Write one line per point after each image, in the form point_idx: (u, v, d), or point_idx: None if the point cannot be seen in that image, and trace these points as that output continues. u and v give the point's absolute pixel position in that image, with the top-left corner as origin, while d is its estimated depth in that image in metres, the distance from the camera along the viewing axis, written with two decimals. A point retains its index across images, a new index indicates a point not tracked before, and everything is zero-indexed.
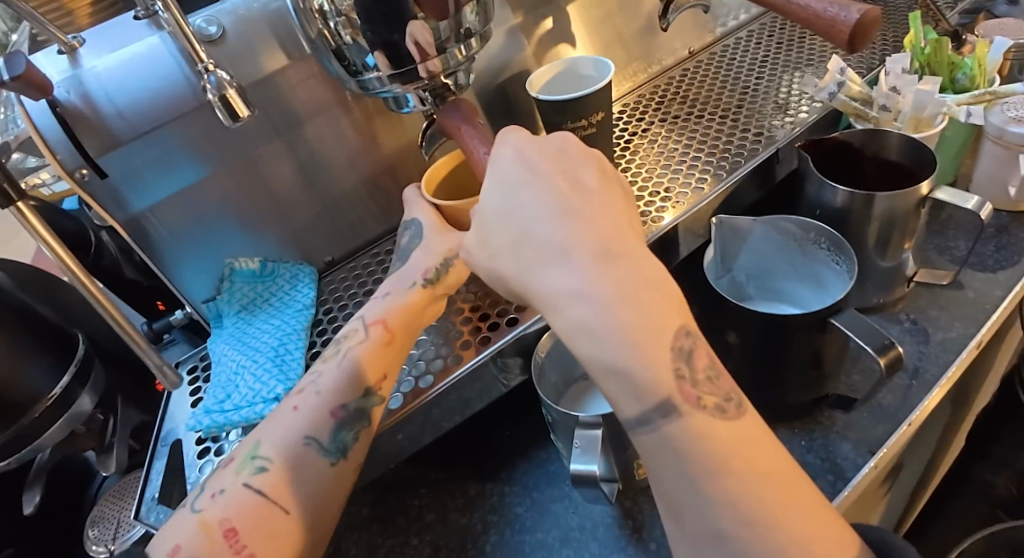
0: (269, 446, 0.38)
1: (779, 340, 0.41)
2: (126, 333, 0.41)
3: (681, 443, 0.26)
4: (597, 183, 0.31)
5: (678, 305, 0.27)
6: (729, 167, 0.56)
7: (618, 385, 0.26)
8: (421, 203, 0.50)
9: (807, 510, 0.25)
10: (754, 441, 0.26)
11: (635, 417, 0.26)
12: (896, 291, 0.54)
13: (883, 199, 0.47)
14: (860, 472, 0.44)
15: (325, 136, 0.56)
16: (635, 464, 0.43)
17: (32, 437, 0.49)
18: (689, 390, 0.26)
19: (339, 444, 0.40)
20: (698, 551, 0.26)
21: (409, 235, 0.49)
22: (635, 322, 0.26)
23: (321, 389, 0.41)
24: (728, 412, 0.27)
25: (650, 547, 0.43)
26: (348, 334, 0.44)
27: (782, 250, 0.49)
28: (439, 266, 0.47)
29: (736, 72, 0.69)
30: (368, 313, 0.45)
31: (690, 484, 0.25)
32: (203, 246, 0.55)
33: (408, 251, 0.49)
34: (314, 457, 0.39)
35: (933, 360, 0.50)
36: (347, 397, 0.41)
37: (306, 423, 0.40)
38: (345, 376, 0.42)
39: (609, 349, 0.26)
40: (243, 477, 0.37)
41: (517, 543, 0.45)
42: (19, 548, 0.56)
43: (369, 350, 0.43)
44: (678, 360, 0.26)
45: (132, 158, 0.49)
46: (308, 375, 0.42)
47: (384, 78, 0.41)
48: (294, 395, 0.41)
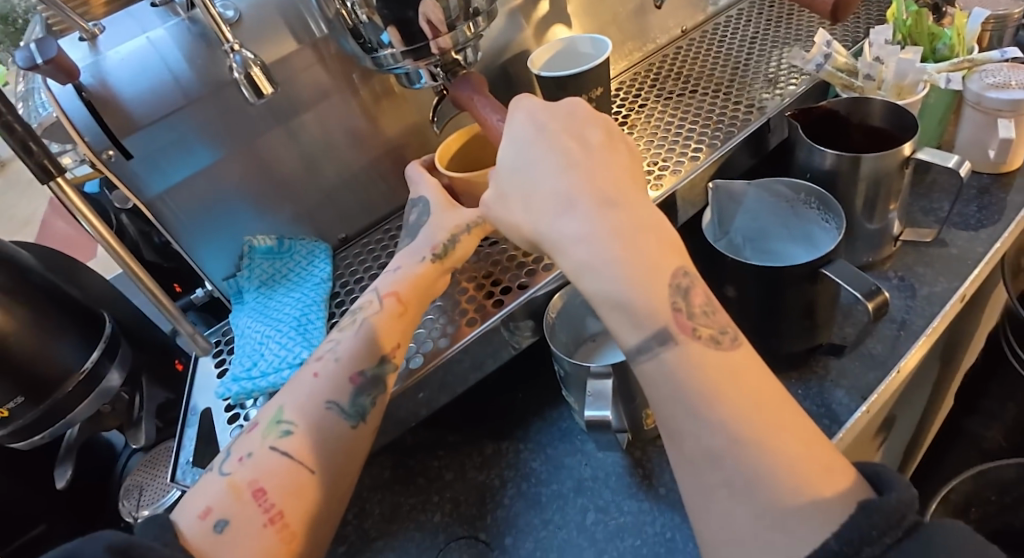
0: (293, 410, 0.38)
1: (775, 291, 0.44)
2: (158, 303, 0.48)
3: (677, 368, 0.28)
4: (602, 141, 0.34)
5: (674, 248, 0.31)
6: (723, 138, 0.59)
7: (620, 316, 0.30)
8: (430, 182, 0.51)
9: (796, 434, 0.27)
10: (748, 368, 0.28)
11: (635, 345, 0.29)
12: (884, 250, 0.57)
13: (869, 160, 0.50)
14: (853, 416, 0.47)
15: (335, 117, 0.59)
16: (644, 415, 0.46)
17: (64, 412, 0.52)
18: (686, 321, 0.29)
19: (357, 408, 0.40)
20: (696, 471, 0.28)
21: (418, 212, 0.50)
22: (633, 259, 0.29)
23: (339, 356, 0.41)
24: (721, 343, 0.29)
25: (659, 491, 0.46)
26: (362, 305, 0.44)
27: (775, 211, 0.51)
28: (447, 241, 0.47)
29: (728, 49, 0.71)
30: (381, 286, 0.45)
31: (689, 405, 0.27)
32: (221, 226, 0.58)
33: (417, 226, 0.50)
34: (335, 420, 0.39)
35: (920, 312, 0.53)
36: (363, 363, 0.41)
37: (327, 388, 0.40)
38: (362, 342, 0.42)
39: (611, 283, 0.29)
40: (270, 440, 0.37)
41: (534, 494, 0.48)
42: (52, 524, 0.60)
43: (383, 318, 0.43)
44: (674, 296, 0.29)
45: (155, 139, 0.51)
46: (326, 342, 0.43)
47: (397, 55, 0.44)
48: (314, 362, 0.42)
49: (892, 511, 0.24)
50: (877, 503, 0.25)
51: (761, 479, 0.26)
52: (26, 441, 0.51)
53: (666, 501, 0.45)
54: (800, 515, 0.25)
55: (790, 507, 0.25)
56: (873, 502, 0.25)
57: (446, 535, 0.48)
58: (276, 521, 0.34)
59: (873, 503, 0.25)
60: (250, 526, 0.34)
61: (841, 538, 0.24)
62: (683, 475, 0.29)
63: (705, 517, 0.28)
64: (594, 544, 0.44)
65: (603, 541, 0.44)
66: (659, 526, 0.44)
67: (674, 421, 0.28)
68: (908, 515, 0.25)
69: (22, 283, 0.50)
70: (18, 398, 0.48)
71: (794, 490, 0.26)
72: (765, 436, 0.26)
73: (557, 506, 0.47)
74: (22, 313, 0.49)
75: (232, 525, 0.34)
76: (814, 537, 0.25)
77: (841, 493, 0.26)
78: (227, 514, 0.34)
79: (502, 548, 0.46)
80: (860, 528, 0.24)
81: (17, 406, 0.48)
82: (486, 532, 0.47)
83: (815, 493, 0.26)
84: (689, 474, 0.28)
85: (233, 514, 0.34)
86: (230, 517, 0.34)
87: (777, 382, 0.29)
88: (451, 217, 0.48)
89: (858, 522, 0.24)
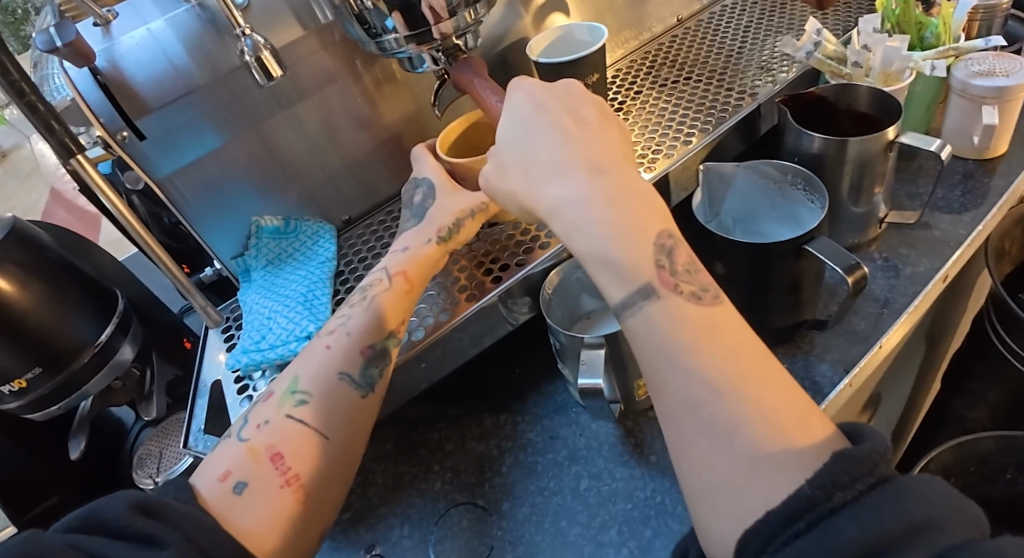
0: (307, 380, 0.40)
1: (762, 266, 0.46)
2: (171, 273, 0.51)
3: (662, 321, 0.31)
4: (597, 119, 0.36)
5: (660, 214, 0.33)
6: (715, 122, 0.61)
7: (608, 273, 0.32)
8: (436, 165, 0.53)
9: (773, 387, 0.29)
10: (728, 325, 0.31)
11: (621, 301, 0.32)
12: (870, 232, 0.59)
13: (854, 144, 0.51)
14: (836, 388, 0.49)
15: (338, 102, 0.60)
16: (636, 386, 0.48)
17: (79, 384, 0.54)
18: (668, 278, 0.31)
19: (367, 379, 0.42)
20: (679, 422, 0.30)
21: (423, 194, 0.52)
22: (621, 224, 0.32)
23: (351, 331, 0.43)
24: (703, 299, 0.31)
25: (650, 459, 0.48)
26: (372, 282, 0.46)
27: (764, 192, 0.54)
28: (452, 225, 0.49)
29: (722, 38, 0.73)
30: (390, 264, 0.47)
31: (674, 361, 0.30)
32: (228, 207, 0.60)
33: (423, 208, 0.51)
34: (347, 391, 0.41)
35: (903, 291, 0.55)
36: (372, 337, 0.43)
37: (340, 360, 0.42)
38: (371, 318, 0.44)
39: (600, 246, 0.32)
40: (286, 409, 0.39)
41: (531, 463, 0.50)
42: (64, 497, 0.61)
43: (390, 296, 0.45)
44: (659, 256, 0.32)
45: (167, 121, 0.53)
46: (336, 316, 0.44)
47: (401, 40, 0.45)
48: (325, 336, 0.43)
49: (864, 459, 0.26)
50: (851, 452, 0.27)
51: (738, 428, 0.28)
52: (42, 412, 0.53)
53: (657, 468, 0.47)
54: (776, 463, 0.27)
55: (765, 454, 0.28)
56: (848, 450, 0.27)
57: (447, 502, 0.50)
58: (292, 483, 0.36)
59: (846, 451, 0.27)
60: (267, 489, 0.35)
61: (814, 483, 0.26)
62: (667, 426, 0.31)
63: (689, 466, 0.30)
64: (587, 508, 0.47)
65: (596, 505, 0.47)
66: (649, 490, 0.46)
67: (659, 375, 0.30)
68: (881, 465, 0.26)
69: (39, 260, 0.52)
70: (36, 370, 0.50)
71: (770, 438, 0.28)
72: (743, 389, 0.29)
73: (553, 474, 0.49)
74: (38, 288, 0.51)
75: (250, 487, 0.35)
76: (789, 482, 0.27)
77: (816, 444, 0.28)
78: (245, 477, 0.35)
79: (500, 513, 0.48)
80: (833, 474, 0.26)
81: (35, 377, 0.50)
82: (485, 499, 0.49)
83: (789, 442, 0.28)
84: (673, 425, 0.30)
85: (251, 476, 0.36)
86: (247, 479, 0.36)
87: (757, 339, 0.31)
88: (457, 200, 0.50)
89: (832, 468, 0.26)
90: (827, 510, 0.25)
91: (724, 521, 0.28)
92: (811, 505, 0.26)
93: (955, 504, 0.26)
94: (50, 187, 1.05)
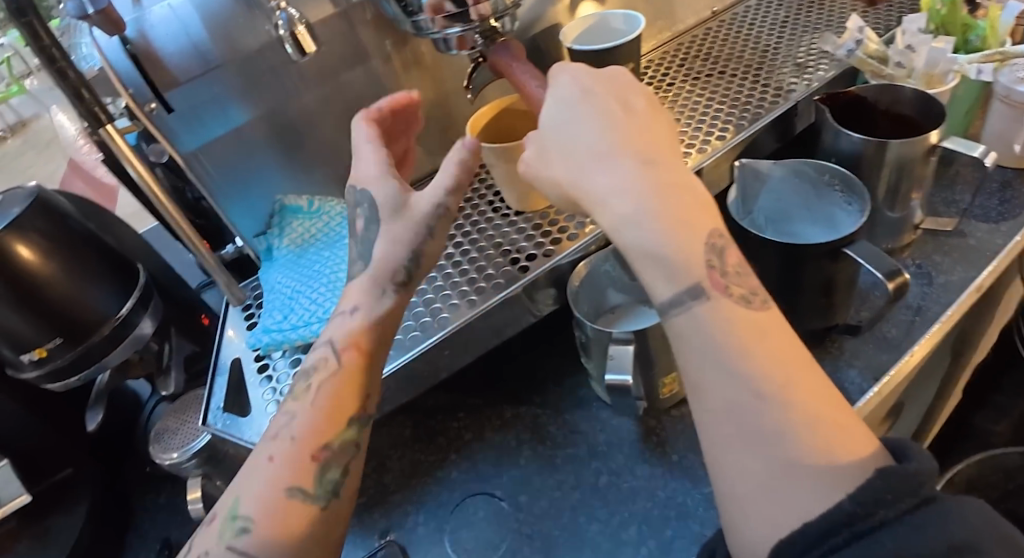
0: (248, 501, 0.32)
1: (795, 266, 0.45)
2: (191, 238, 0.50)
3: (709, 319, 0.30)
4: (646, 109, 0.35)
5: (710, 211, 0.32)
6: (751, 119, 0.60)
7: (656, 268, 0.31)
8: (377, 159, 0.42)
9: (818, 397, 0.28)
10: (774, 329, 0.30)
11: (668, 299, 0.31)
12: (904, 238, 0.58)
13: (894, 146, 0.50)
14: (864, 396, 0.48)
15: (366, 83, 0.60)
16: (660, 383, 0.47)
17: (98, 356, 0.53)
18: (719, 278, 0.31)
19: (327, 488, 0.34)
20: (717, 423, 0.29)
21: (366, 214, 0.41)
22: (670, 219, 0.31)
23: (297, 434, 0.34)
24: (752, 302, 0.31)
25: (673, 458, 0.47)
26: (315, 364, 0.38)
27: (799, 192, 0.52)
28: (408, 263, 0.40)
29: (758, 32, 0.71)
30: (336, 335, 0.38)
31: (719, 360, 0.29)
32: (252, 181, 0.59)
33: (368, 241, 0.41)
34: (302, 509, 0.32)
35: (936, 299, 0.54)
36: (326, 436, 0.35)
37: (288, 474, 0.33)
38: (320, 411, 0.35)
39: (648, 239, 0.31)
40: (225, 541, 0.31)
41: (550, 456, 0.50)
42: (79, 469, 0.59)
43: (334, 384, 0.36)
44: (710, 255, 0.31)
45: (195, 94, 0.52)
46: (279, 417, 0.36)
47: (438, 20, 0.44)
48: (268, 444, 0.35)
49: (909, 477, 0.26)
50: (896, 469, 0.26)
51: (781, 434, 0.27)
52: (61, 384, 0.53)
53: (678, 467, 0.47)
54: (817, 474, 0.27)
55: (806, 465, 0.27)
56: (893, 468, 0.26)
57: (464, 491, 0.49)
58: None
59: (891, 468, 0.26)
60: None
61: (855, 498, 0.25)
62: (702, 425, 0.30)
63: (724, 468, 0.29)
64: (607, 505, 0.46)
65: (616, 502, 0.46)
66: (670, 490, 0.46)
67: (699, 374, 0.30)
68: (925, 485, 0.26)
69: (63, 229, 0.52)
70: (56, 340, 0.50)
71: (813, 449, 0.27)
72: (789, 398, 0.28)
73: (573, 469, 0.49)
74: (60, 259, 0.51)
75: None
76: (829, 495, 0.26)
77: (860, 459, 0.27)
78: None
79: (517, 505, 0.48)
80: (876, 489, 0.25)
81: (55, 346, 0.50)
82: (503, 490, 0.49)
83: (833, 456, 0.27)
84: (709, 426, 0.30)
85: None
86: None
87: (803, 351, 0.30)
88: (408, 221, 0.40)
89: (875, 485, 0.25)
90: (866, 526, 0.24)
91: (756, 527, 0.28)
92: (850, 520, 0.25)
93: (995, 527, 0.25)
94: (68, 159, 1.03)
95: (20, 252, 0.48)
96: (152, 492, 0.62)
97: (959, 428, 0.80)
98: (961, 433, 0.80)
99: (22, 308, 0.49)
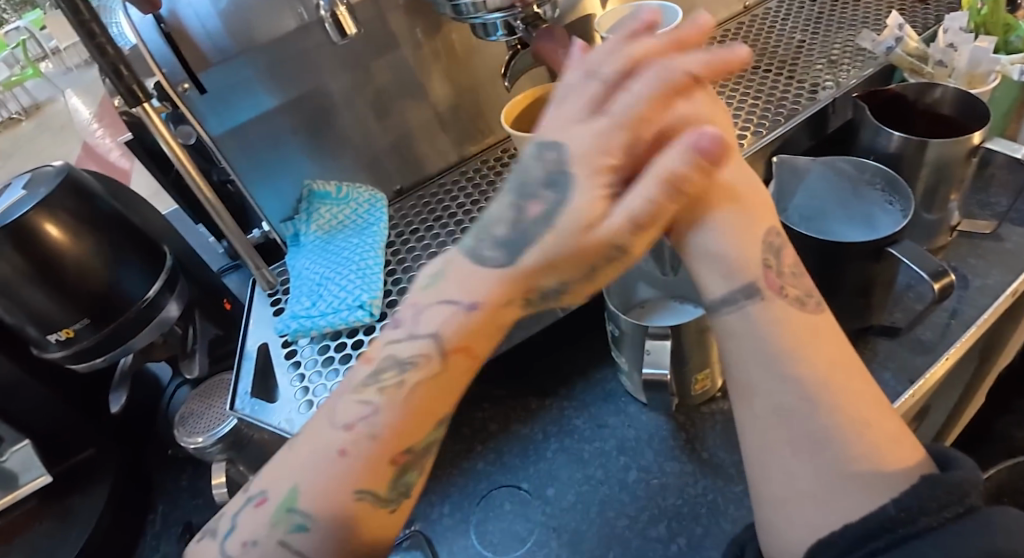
0: (310, 496, 0.28)
1: (834, 264, 0.44)
2: (222, 220, 0.50)
3: (762, 320, 0.32)
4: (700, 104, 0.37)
5: (767, 212, 0.35)
6: (786, 115, 0.59)
7: (712, 265, 0.33)
8: (603, 138, 0.33)
9: (865, 402, 0.30)
10: (825, 332, 0.32)
11: (722, 296, 0.33)
12: (939, 240, 0.57)
13: (935, 145, 0.49)
14: (899, 398, 0.47)
15: (396, 70, 0.59)
16: (693, 379, 0.47)
17: (125, 338, 0.53)
18: (775, 280, 0.33)
19: (401, 489, 0.30)
20: (765, 426, 0.31)
21: (551, 206, 0.31)
22: (734, 219, 0.34)
23: (377, 433, 0.29)
24: (807, 305, 0.33)
25: (703, 455, 0.47)
26: (413, 357, 0.30)
27: (836, 191, 0.51)
28: (563, 278, 0.32)
29: (792, 28, 0.70)
30: (444, 330, 0.30)
31: (771, 362, 0.31)
32: (280, 165, 0.58)
33: (529, 234, 0.31)
34: (369, 512, 0.29)
35: (972, 303, 0.53)
36: (409, 442, 0.30)
37: (360, 474, 0.29)
38: (411, 420, 0.30)
39: (712, 239, 0.34)
40: (278, 535, 0.28)
41: (577, 449, 0.49)
42: (101, 449, 0.59)
43: (432, 389, 0.30)
44: (767, 253, 0.34)
45: (229, 76, 0.52)
46: (358, 404, 0.29)
47: (478, 4, 0.43)
48: (340, 430, 0.29)
49: (955, 486, 0.26)
50: (942, 477, 0.27)
51: (830, 438, 0.29)
52: (87, 365, 0.53)
53: (709, 464, 0.46)
54: (862, 481, 0.28)
55: (852, 471, 0.29)
56: (938, 476, 0.27)
57: (489, 482, 0.49)
58: None
59: (937, 476, 0.27)
60: None
61: (899, 504, 0.27)
62: (747, 426, 0.32)
63: (769, 472, 0.31)
64: (636, 501, 0.46)
65: (645, 498, 0.46)
66: (701, 488, 0.45)
67: (750, 377, 0.31)
68: (970, 495, 0.26)
69: (92, 209, 0.51)
70: (84, 321, 0.50)
71: (860, 455, 0.29)
72: (837, 402, 0.30)
73: (601, 464, 0.48)
74: (89, 239, 0.50)
75: None
76: (873, 501, 0.28)
77: (905, 469, 0.28)
78: None
79: (544, 499, 0.47)
80: (921, 498, 0.26)
81: (82, 327, 0.50)
82: (529, 483, 0.48)
83: (880, 463, 0.28)
84: (756, 429, 0.31)
85: None
86: None
87: (852, 356, 0.32)
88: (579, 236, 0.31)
89: (921, 493, 0.27)
90: (911, 533, 0.26)
91: (797, 529, 0.29)
92: (894, 525, 0.26)
93: None
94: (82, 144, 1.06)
95: (50, 231, 0.48)
96: (173, 474, 0.62)
97: (982, 434, 0.79)
98: (985, 439, 0.79)
99: (50, 288, 0.48)
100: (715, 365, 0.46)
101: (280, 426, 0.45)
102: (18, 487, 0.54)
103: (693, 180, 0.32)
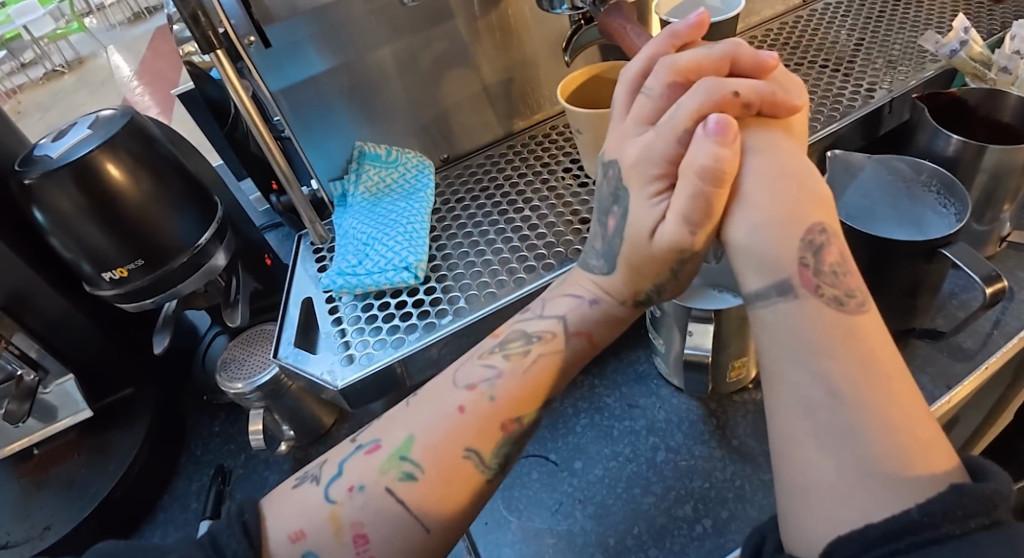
0: (422, 448, 0.34)
1: (884, 262, 0.44)
2: (281, 170, 0.51)
3: (795, 314, 0.32)
4: (758, 104, 0.36)
5: (818, 207, 0.34)
6: (842, 111, 0.58)
7: (749, 261, 0.34)
8: (647, 148, 0.36)
9: (902, 405, 0.29)
10: (867, 332, 0.30)
11: (756, 290, 0.33)
12: (988, 250, 0.56)
13: (994, 152, 0.48)
14: (934, 402, 0.47)
15: (450, 41, 0.59)
16: (729, 366, 0.47)
17: (174, 283, 0.54)
18: (810, 278, 0.32)
19: (498, 463, 0.35)
20: (792, 417, 0.31)
21: (618, 218, 0.38)
22: (778, 205, 0.34)
23: (496, 395, 0.36)
24: (846, 305, 0.31)
25: (732, 442, 0.47)
26: (540, 332, 0.38)
27: (889, 191, 0.51)
28: (651, 289, 0.38)
29: (852, 25, 0.69)
30: (569, 315, 0.39)
31: (803, 357, 0.31)
32: (333, 127, 0.59)
33: (615, 245, 0.38)
34: (472, 473, 0.34)
35: (1016, 315, 0.52)
36: (520, 411, 0.36)
37: (472, 433, 0.35)
38: (523, 388, 0.37)
39: (756, 232, 0.34)
40: (387, 480, 0.34)
41: (607, 427, 0.50)
42: (140, 389, 0.61)
43: (550, 362, 0.38)
44: (804, 251, 0.33)
45: (293, 33, 0.52)
46: (483, 366, 0.37)
47: None
48: (463, 391, 0.36)
49: (985, 498, 0.25)
50: (971, 487, 0.26)
51: (859, 437, 0.28)
52: (136, 304, 0.54)
53: (738, 452, 0.47)
54: (888, 485, 0.27)
55: (880, 472, 0.28)
56: (968, 486, 0.26)
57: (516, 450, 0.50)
58: None
59: (964, 486, 0.26)
60: None
61: (922, 509, 0.26)
62: (777, 415, 0.32)
63: (793, 460, 0.30)
64: (663, 480, 0.46)
65: (672, 478, 0.46)
66: (728, 473, 0.46)
67: (783, 367, 0.31)
68: (998, 507, 0.25)
69: (151, 154, 0.52)
70: (138, 262, 0.51)
71: (889, 459, 0.28)
72: (869, 400, 0.29)
73: (629, 441, 0.49)
74: (146, 184, 0.51)
75: None
76: (896, 503, 0.27)
77: (934, 475, 0.27)
78: (317, 547, 0.33)
79: (571, 471, 0.48)
80: (946, 505, 0.25)
81: (136, 268, 0.51)
82: (556, 455, 0.49)
83: (908, 468, 0.27)
84: (785, 417, 0.31)
85: (324, 547, 0.33)
86: (319, 550, 0.33)
87: (898, 356, 0.31)
88: (646, 241, 0.36)
89: (947, 499, 0.25)
90: (930, 537, 0.25)
91: (817, 517, 0.29)
92: (915, 529, 0.25)
93: None
94: (120, 99, 1.10)
95: (110, 171, 0.49)
96: (207, 420, 0.63)
97: (1005, 453, 0.76)
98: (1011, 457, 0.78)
99: (108, 225, 0.50)
100: (753, 354, 0.47)
101: (322, 377, 0.46)
102: (59, 419, 0.56)
103: (728, 168, 0.33)
